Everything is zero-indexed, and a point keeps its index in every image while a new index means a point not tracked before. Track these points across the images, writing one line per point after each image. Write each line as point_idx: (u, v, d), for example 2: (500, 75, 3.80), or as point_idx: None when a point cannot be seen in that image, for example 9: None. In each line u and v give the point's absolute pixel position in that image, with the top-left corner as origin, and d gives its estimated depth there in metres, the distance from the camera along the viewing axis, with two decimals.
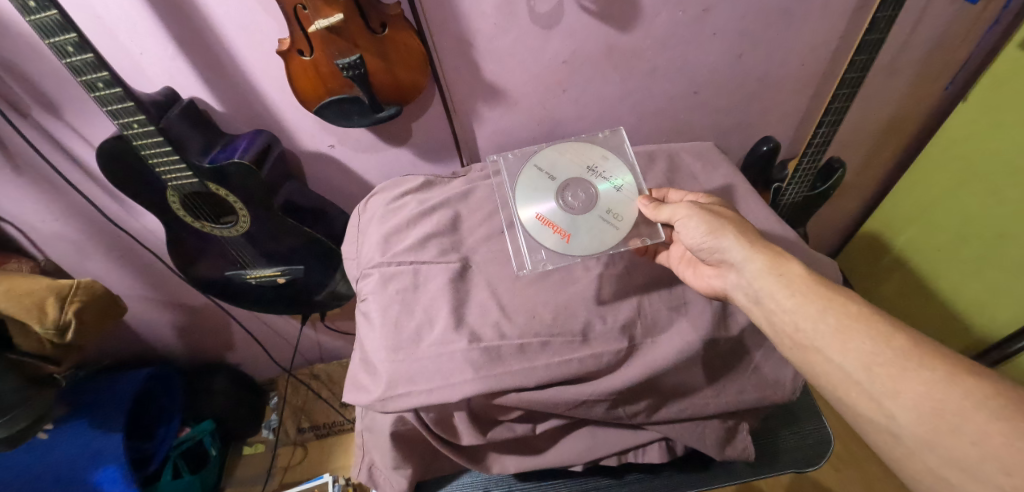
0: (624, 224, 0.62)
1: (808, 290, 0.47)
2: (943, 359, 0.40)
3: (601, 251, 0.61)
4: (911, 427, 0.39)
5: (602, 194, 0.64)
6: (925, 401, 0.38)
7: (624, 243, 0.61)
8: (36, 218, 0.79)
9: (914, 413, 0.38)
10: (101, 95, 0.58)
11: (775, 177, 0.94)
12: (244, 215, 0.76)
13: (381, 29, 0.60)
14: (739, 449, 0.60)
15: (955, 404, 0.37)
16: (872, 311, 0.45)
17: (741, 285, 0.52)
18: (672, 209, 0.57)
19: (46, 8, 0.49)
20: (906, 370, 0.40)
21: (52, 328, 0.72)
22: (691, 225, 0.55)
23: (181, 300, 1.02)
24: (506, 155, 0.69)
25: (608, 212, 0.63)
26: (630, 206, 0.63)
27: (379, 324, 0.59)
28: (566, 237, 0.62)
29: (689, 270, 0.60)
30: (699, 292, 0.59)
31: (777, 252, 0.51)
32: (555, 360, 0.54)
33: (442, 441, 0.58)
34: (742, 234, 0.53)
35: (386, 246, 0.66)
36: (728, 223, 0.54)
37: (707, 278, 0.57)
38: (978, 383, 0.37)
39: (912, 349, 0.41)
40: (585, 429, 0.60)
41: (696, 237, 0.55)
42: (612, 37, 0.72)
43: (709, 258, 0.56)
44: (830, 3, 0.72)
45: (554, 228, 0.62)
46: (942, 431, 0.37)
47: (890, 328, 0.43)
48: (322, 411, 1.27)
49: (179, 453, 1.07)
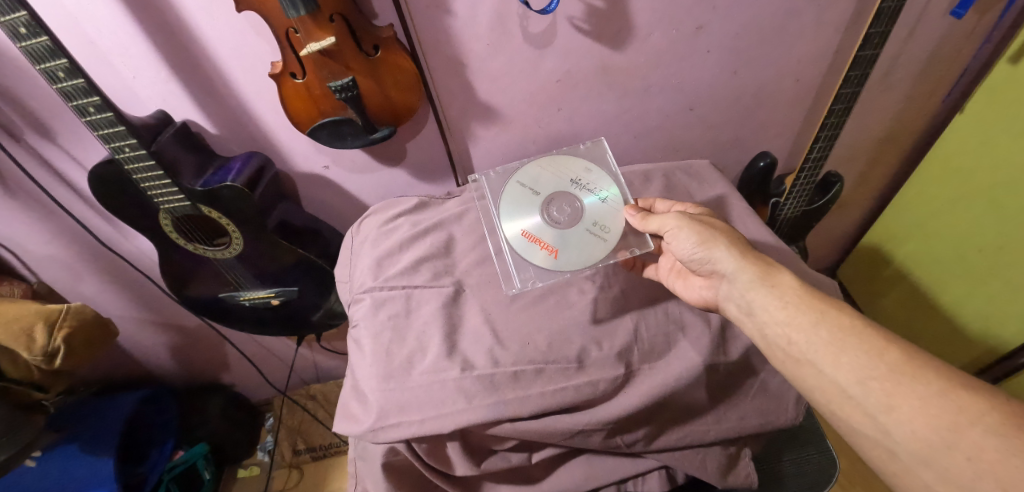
0: (613, 236, 0.62)
1: (801, 303, 0.46)
2: (936, 372, 0.38)
3: (591, 264, 0.60)
4: (905, 443, 0.38)
5: (588, 206, 0.64)
6: (918, 417, 0.37)
7: (613, 255, 0.61)
8: (28, 240, 0.78)
9: (909, 428, 0.37)
10: (91, 119, 0.58)
11: (773, 191, 0.91)
12: (237, 237, 0.75)
13: (374, 51, 0.60)
14: (742, 477, 0.57)
15: (950, 420, 0.36)
16: (864, 323, 0.43)
17: (733, 296, 0.51)
18: (661, 220, 0.57)
19: (37, 35, 0.49)
20: (900, 385, 0.39)
21: (41, 355, 0.70)
22: (682, 237, 0.54)
23: (175, 320, 1.00)
24: (489, 174, 0.68)
25: (595, 225, 0.63)
26: (617, 217, 0.63)
27: (370, 350, 0.58)
28: (553, 253, 0.62)
29: (680, 282, 0.59)
30: (693, 305, 0.58)
31: (768, 264, 0.50)
32: (549, 388, 0.52)
33: (435, 471, 0.55)
34: (734, 244, 0.52)
35: (378, 270, 0.65)
36: (719, 234, 0.53)
37: (699, 290, 0.57)
38: (973, 397, 0.36)
39: (904, 362, 0.40)
40: (583, 457, 0.57)
41: (688, 249, 0.54)
42: (607, 56, 0.72)
43: (700, 269, 0.55)
44: (821, 21, 0.72)
45: (541, 245, 0.62)
46: (936, 447, 0.36)
47: (883, 340, 0.41)
48: (318, 433, 1.25)
49: (172, 476, 1.02)
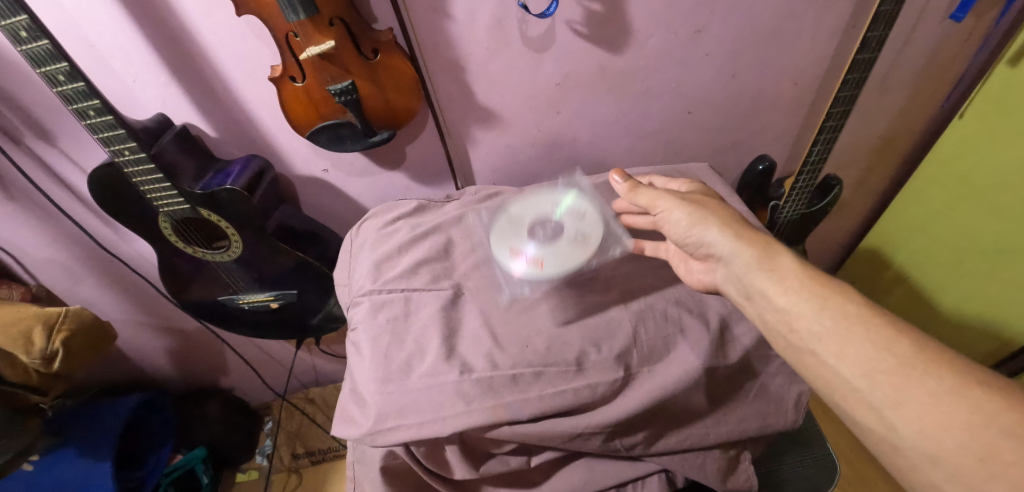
0: (592, 242, 0.66)
1: (803, 289, 0.45)
2: (950, 367, 0.38)
3: (574, 269, 0.63)
4: (912, 439, 0.37)
5: (567, 223, 0.68)
6: (929, 413, 0.36)
7: (593, 260, 0.65)
8: (27, 243, 0.79)
9: (918, 425, 0.37)
10: (92, 122, 0.58)
11: (772, 194, 0.93)
12: (236, 240, 0.75)
13: (373, 54, 0.60)
14: (742, 481, 0.57)
15: (962, 419, 0.35)
16: (873, 312, 0.42)
17: (732, 278, 0.51)
18: (650, 195, 0.58)
19: (37, 38, 0.50)
20: (909, 380, 0.38)
21: (39, 358, 0.70)
22: (675, 218, 0.55)
23: (174, 323, 1.00)
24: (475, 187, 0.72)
25: (575, 237, 0.66)
26: (593, 225, 0.68)
27: (370, 354, 0.58)
28: (539, 264, 0.64)
29: (683, 266, 0.60)
30: (695, 288, 0.59)
31: (765, 245, 0.49)
32: (548, 391, 0.52)
33: (434, 476, 0.54)
34: (727, 224, 0.52)
35: (377, 273, 0.65)
36: (713, 214, 0.53)
37: (699, 274, 0.58)
38: (988, 396, 0.35)
39: (915, 355, 0.39)
40: (583, 460, 0.56)
41: (681, 230, 0.55)
42: (606, 59, 0.72)
43: (696, 252, 0.55)
44: (818, 24, 0.73)
45: (526, 258, 0.64)
46: (950, 448, 0.35)
47: (892, 330, 0.40)
48: (317, 436, 1.24)
49: (169, 482, 1.01)
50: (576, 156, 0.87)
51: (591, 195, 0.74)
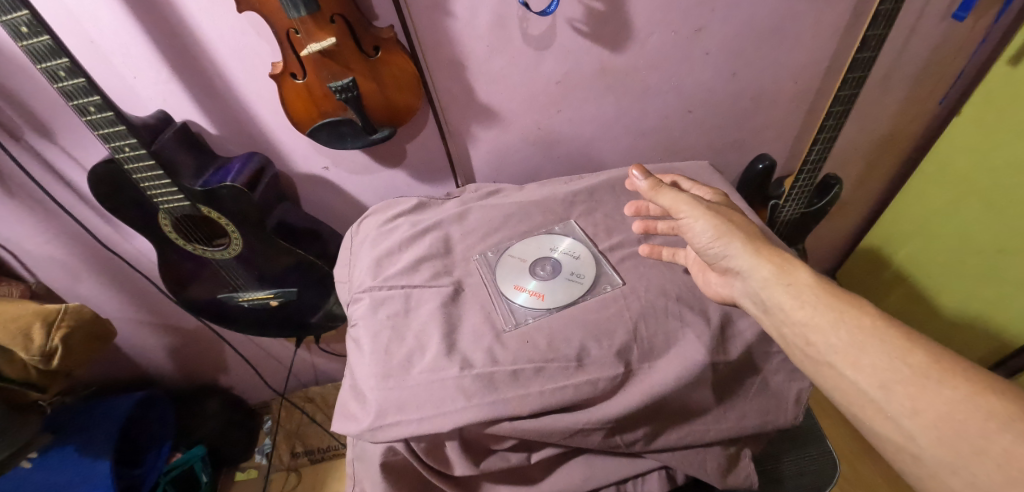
0: (588, 279, 0.63)
1: (819, 301, 0.45)
2: (962, 375, 0.37)
3: (572, 304, 0.60)
4: (932, 449, 0.36)
5: (564, 261, 0.66)
6: (946, 422, 0.36)
7: (591, 293, 0.62)
8: (26, 240, 0.78)
9: (935, 433, 0.36)
10: (92, 119, 0.58)
11: (772, 194, 0.93)
12: (235, 237, 0.75)
13: (374, 52, 0.60)
14: (742, 478, 0.57)
15: (977, 426, 0.35)
16: (887, 323, 0.42)
17: (749, 292, 0.51)
18: (674, 201, 0.55)
19: (38, 34, 0.50)
20: (925, 388, 0.38)
21: (38, 355, 0.70)
22: (699, 229, 0.53)
23: (173, 321, 1.00)
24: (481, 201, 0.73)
25: (572, 273, 0.64)
26: (588, 264, 0.65)
27: (370, 350, 0.58)
28: (539, 299, 0.62)
29: (701, 275, 0.60)
30: (712, 298, 0.59)
31: (784, 259, 0.49)
32: (549, 387, 0.52)
33: (433, 471, 0.54)
34: (750, 240, 0.51)
35: (377, 270, 0.66)
36: (737, 228, 0.52)
37: (716, 285, 0.57)
38: (1004, 403, 0.35)
39: (930, 365, 0.38)
40: (582, 457, 0.56)
41: (703, 241, 0.53)
42: (606, 57, 0.72)
43: (716, 264, 0.55)
44: (818, 23, 0.73)
45: (530, 292, 0.62)
46: (965, 454, 0.35)
47: (907, 340, 0.40)
48: (316, 435, 1.24)
49: (168, 480, 1.00)
50: (575, 154, 0.87)
51: (592, 192, 0.74)
